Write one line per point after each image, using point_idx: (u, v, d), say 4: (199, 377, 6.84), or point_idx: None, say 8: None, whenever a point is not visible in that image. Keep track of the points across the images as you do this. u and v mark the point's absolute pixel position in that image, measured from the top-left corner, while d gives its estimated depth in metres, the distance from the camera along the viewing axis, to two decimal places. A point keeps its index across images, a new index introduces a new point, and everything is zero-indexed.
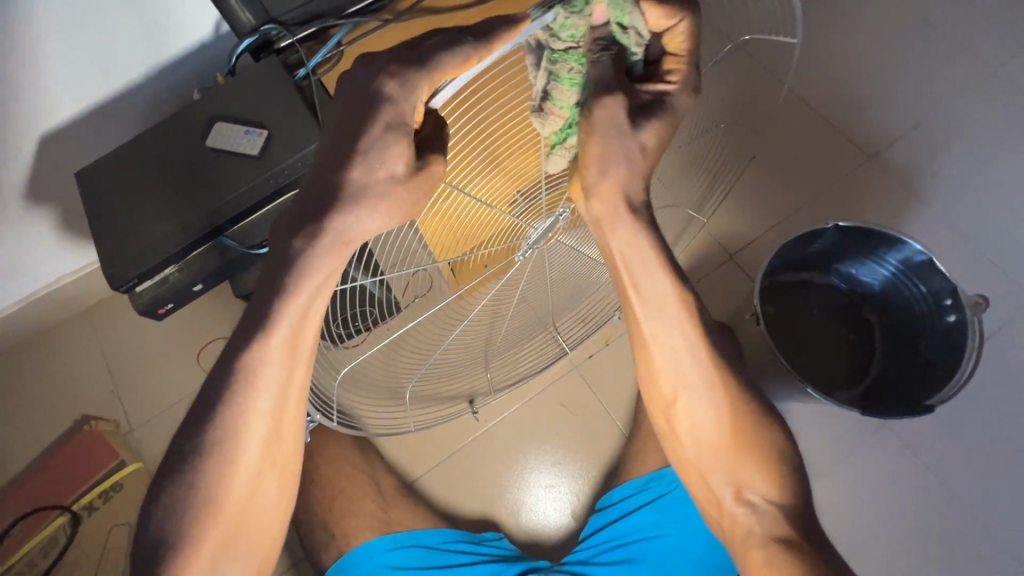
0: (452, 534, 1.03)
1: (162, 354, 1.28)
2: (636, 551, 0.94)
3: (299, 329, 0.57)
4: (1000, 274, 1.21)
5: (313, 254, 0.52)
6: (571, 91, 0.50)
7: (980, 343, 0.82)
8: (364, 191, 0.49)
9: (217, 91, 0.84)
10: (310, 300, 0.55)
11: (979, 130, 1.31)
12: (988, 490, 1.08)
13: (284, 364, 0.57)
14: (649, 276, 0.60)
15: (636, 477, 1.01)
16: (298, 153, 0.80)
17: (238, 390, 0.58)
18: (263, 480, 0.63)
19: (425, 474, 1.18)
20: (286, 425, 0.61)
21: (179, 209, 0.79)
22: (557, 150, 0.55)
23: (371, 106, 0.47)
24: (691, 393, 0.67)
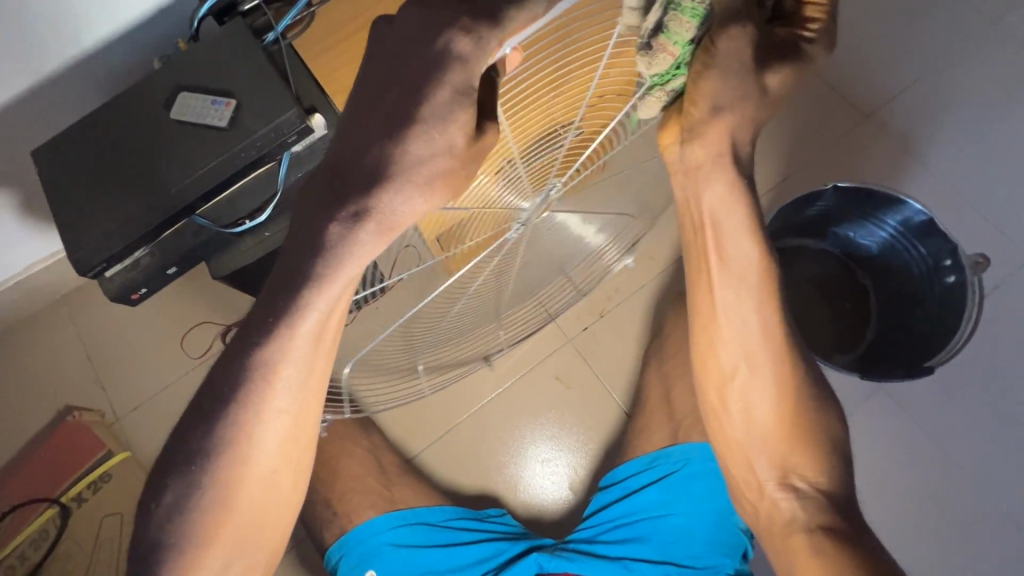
0: (455, 511, 1.02)
1: (145, 340, 1.24)
2: (643, 529, 0.94)
3: (324, 322, 0.55)
4: (997, 235, 1.20)
5: (352, 239, 0.50)
6: (689, 23, 0.47)
7: (981, 302, 0.82)
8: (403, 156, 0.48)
9: (181, 58, 0.78)
10: (329, 308, 0.54)
11: (978, 87, 1.27)
12: (979, 449, 1.09)
13: (306, 355, 0.57)
14: (730, 235, 0.64)
15: (642, 455, 1.00)
16: (270, 123, 0.74)
17: (255, 392, 0.58)
18: (281, 474, 0.64)
19: (424, 451, 1.17)
20: (308, 416, 0.63)
21: (149, 189, 0.74)
22: (654, 92, 0.54)
23: (468, 47, 0.45)
24: (746, 374, 0.73)
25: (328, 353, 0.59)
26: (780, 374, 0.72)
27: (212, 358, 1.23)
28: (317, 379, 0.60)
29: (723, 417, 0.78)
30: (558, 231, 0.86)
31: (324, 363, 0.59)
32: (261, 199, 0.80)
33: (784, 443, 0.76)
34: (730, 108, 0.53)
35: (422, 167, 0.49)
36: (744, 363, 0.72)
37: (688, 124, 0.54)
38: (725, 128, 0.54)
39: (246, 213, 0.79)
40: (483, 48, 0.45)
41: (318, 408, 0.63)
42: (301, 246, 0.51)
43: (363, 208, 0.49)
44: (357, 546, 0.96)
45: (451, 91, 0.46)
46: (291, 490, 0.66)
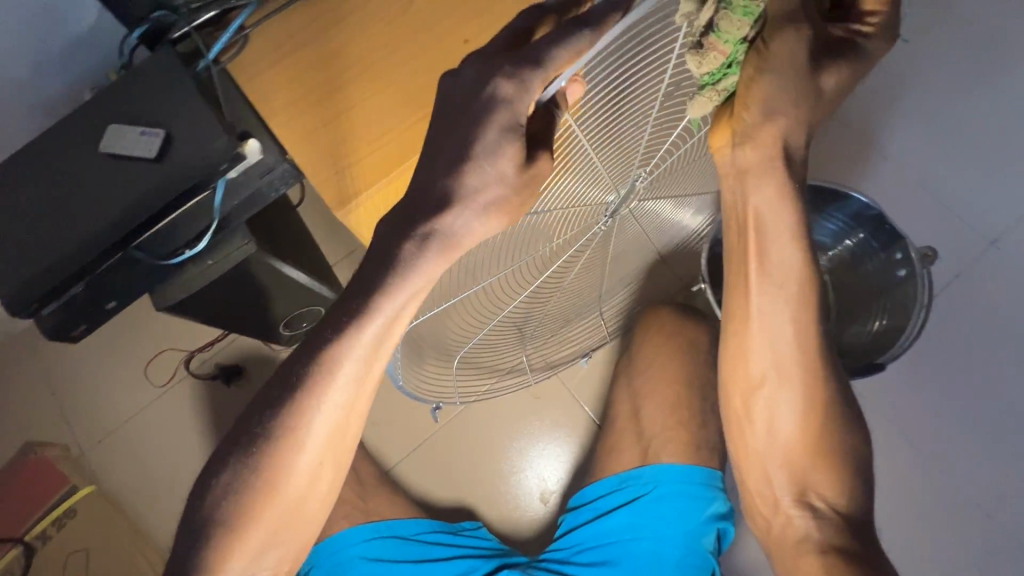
0: (429, 524, 1.01)
1: (108, 370, 1.22)
2: (612, 553, 0.88)
3: (389, 326, 0.58)
4: (958, 223, 1.19)
5: (421, 257, 0.55)
6: (742, 22, 0.46)
7: (930, 294, 0.82)
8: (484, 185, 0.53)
9: (109, 89, 0.77)
10: (398, 309, 0.57)
11: (930, 74, 1.27)
12: (944, 438, 1.11)
13: (356, 377, 0.60)
14: (779, 242, 0.63)
15: (613, 473, 0.94)
16: (200, 152, 0.73)
17: (313, 384, 0.58)
18: (287, 527, 0.63)
19: (401, 463, 1.16)
20: (354, 416, 0.63)
21: (81, 224, 0.73)
22: (705, 92, 0.52)
23: (511, 89, 0.50)
24: (772, 384, 0.69)
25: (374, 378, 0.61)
26: (772, 392, 0.70)
27: (178, 385, 1.22)
28: (363, 402, 0.62)
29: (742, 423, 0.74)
30: (650, 218, 0.85)
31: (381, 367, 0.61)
32: (199, 227, 0.79)
33: (752, 451, 0.75)
34: (783, 112, 0.52)
35: (481, 195, 0.54)
36: (773, 370, 0.69)
37: (741, 129, 0.53)
38: (770, 135, 0.54)
39: (186, 245, 0.78)
40: (526, 91, 0.49)
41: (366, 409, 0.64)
42: (376, 258, 0.56)
43: (431, 229, 0.54)
44: (327, 558, 0.93)
45: (498, 129, 0.51)
46: (286, 536, 0.64)
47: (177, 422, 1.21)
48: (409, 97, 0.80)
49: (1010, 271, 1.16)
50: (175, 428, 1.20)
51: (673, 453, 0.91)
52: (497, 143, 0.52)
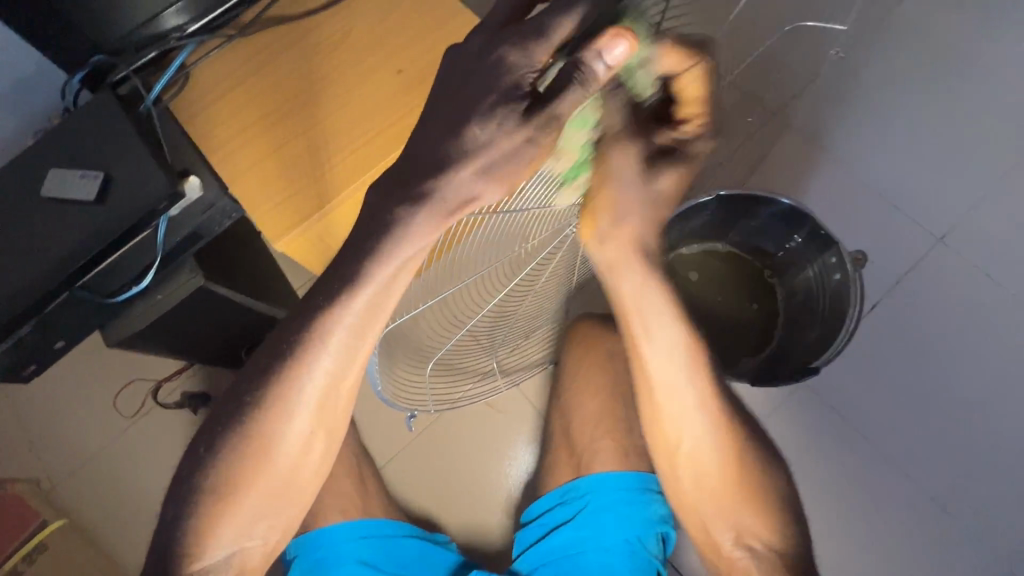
0: (413, 530, 0.97)
1: (73, 403, 1.22)
2: (559, 569, 0.89)
3: (383, 295, 0.57)
4: (906, 221, 1.22)
5: (414, 220, 0.52)
6: (580, 134, 0.52)
7: (863, 297, 0.83)
8: (479, 147, 0.50)
9: (52, 134, 0.79)
10: (384, 285, 0.56)
11: (877, 75, 1.29)
12: (899, 434, 1.13)
13: (339, 364, 0.59)
14: (657, 321, 0.69)
15: (555, 487, 0.96)
16: (142, 193, 0.76)
17: (299, 357, 0.58)
18: (257, 524, 0.64)
19: (387, 464, 1.17)
20: (345, 392, 0.62)
21: (25, 267, 0.74)
22: (567, 186, 0.58)
23: (517, 55, 0.49)
24: (692, 438, 0.73)
25: (357, 366, 0.60)
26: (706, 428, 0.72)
27: (146, 414, 1.22)
28: (348, 388, 0.62)
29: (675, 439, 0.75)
30: None
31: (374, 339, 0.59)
32: (143, 263, 0.80)
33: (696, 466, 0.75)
34: (630, 219, 0.62)
35: (484, 154, 0.50)
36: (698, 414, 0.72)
37: (597, 234, 0.63)
38: (626, 235, 0.63)
39: (130, 282, 0.80)
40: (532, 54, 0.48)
41: (354, 388, 0.63)
42: (368, 228, 0.54)
43: (420, 193, 0.52)
44: (314, 552, 0.91)
45: (502, 92, 0.49)
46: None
47: (147, 452, 1.21)
48: (361, 119, 0.83)
49: (957, 266, 1.19)
50: (144, 458, 1.21)
51: (626, 463, 0.93)
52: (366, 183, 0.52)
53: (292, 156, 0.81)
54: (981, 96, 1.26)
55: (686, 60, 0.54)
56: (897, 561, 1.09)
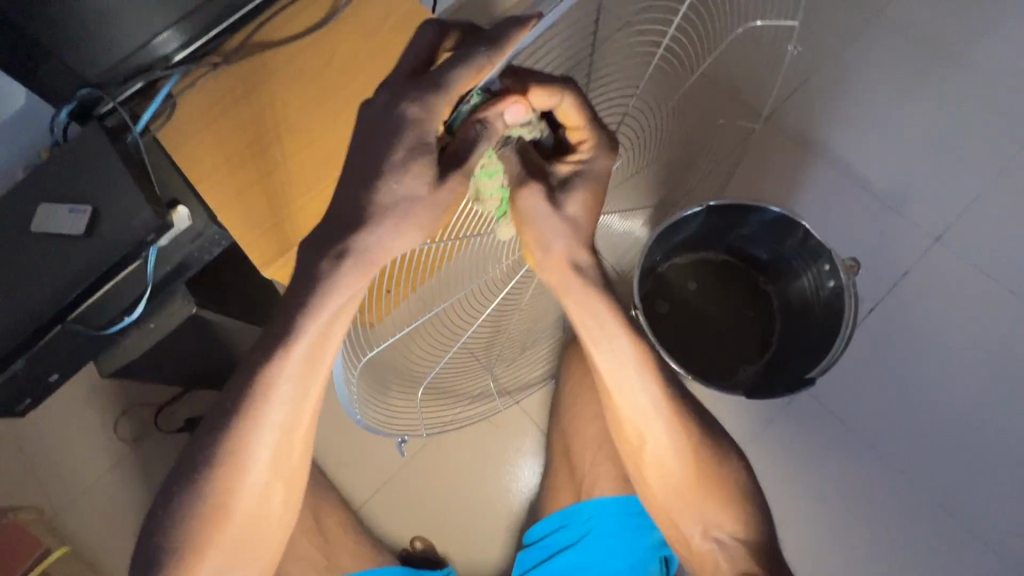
0: (394, 573, 0.95)
1: (73, 430, 1.22)
2: None
3: (320, 347, 0.60)
4: (902, 222, 1.21)
5: (339, 274, 0.57)
6: (493, 180, 0.58)
7: (857, 306, 0.83)
8: (394, 203, 0.55)
9: (41, 169, 0.79)
10: (321, 339, 0.60)
11: (867, 76, 1.28)
12: (902, 438, 1.11)
13: (289, 415, 0.63)
14: (607, 334, 0.70)
15: (555, 511, 0.96)
16: (130, 225, 0.76)
17: (249, 411, 0.62)
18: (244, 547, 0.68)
19: (370, 499, 1.16)
20: (299, 438, 0.66)
21: (15, 303, 0.75)
22: (503, 221, 0.65)
23: (417, 112, 0.53)
24: (654, 441, 0.75)
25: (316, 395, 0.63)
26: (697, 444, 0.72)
27: (146, 438, 1.23)
28: (302, 431, 0.66)
29: (670, 456, 0.75)
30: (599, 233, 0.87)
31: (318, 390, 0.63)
32: (133, 295, 0.80)
33: (693, 482, 0.75)
34: (556, 242, 0.64)
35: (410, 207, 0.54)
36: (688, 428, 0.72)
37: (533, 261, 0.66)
38: (557, 259, 0.65)
39: (120, 314, 0.80)
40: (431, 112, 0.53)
41: (308, 434, 0.67)
42: (297, 286, 0.58)
43: (347, 249, 0.56)
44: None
45: (407, 148, 0.54)
46: None
47: (147, 476, 1.21)
48: (328, 156, 0.87)
49: (954, 266, 1.18)
50: (145, 483, 1.21)
51: (623, 478, 0.92)
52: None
53: (255, 200, 0.85)
54: (973, 93, 1.25)
55: (549, 97, 0.57)
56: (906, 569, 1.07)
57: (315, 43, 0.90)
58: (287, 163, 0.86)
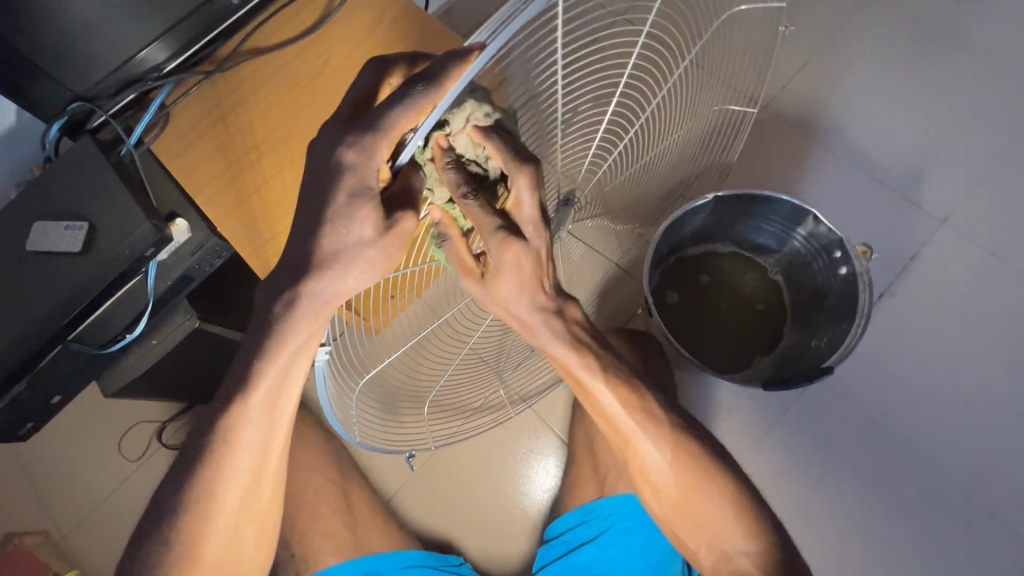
0: (418, 556, 0.93)
1: (77, 450, 1.20)
2: None
3: (279, 390, 0.62)
4: (906, 205, 1.20)
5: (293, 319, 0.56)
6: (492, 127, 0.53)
7: (872, 294, 0.82)
8: (340, 248, 0.53)
9: (35, 185, 0.77)
10: (278, 384, 0.62)
11: (865, 61, 1.27)
12: (917, 422, 1.10)
13: (258, 458, 0.66)
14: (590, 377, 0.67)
15: (577, 506, 0.95)
16: (127, 240, 0.73)
17: (218, 455, 0.63)
18: (244, 529, 0.69)
19: (399, 492, 1.13)
20: (268, 476, 0.68)
21: (13, 325, 0.72)
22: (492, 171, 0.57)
23: (354, 156, 0.50)
24: (653, 473, 0.73)
25: (293, 395, 0.64)
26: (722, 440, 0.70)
27: (153, 456, 1.20)
28: (271, 473, 0.68)
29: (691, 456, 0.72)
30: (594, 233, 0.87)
31: (283, 425, 0.66)
32: (135, 312, 0.78)
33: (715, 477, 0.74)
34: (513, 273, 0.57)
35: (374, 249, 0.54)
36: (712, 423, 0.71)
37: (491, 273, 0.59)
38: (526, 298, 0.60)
39: (122, 331, 0.78)
40: (371, 156, 0.50)
41: (277, 472, 0.70)
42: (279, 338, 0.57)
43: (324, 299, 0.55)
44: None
45: (348, 193, 0.51)
46: None
47: (153, 495, 1.18)
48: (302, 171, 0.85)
49: (961, 247, 1.17)
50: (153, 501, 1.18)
51: None
52: (344, 222, 0.51)
53: (233, 224, 0.83)
54: (972, 73, 1.24)
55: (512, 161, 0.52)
56: (929, 555, 1.06)
57: (307, 48, 0.89)
58: (264, 186, 0.84)
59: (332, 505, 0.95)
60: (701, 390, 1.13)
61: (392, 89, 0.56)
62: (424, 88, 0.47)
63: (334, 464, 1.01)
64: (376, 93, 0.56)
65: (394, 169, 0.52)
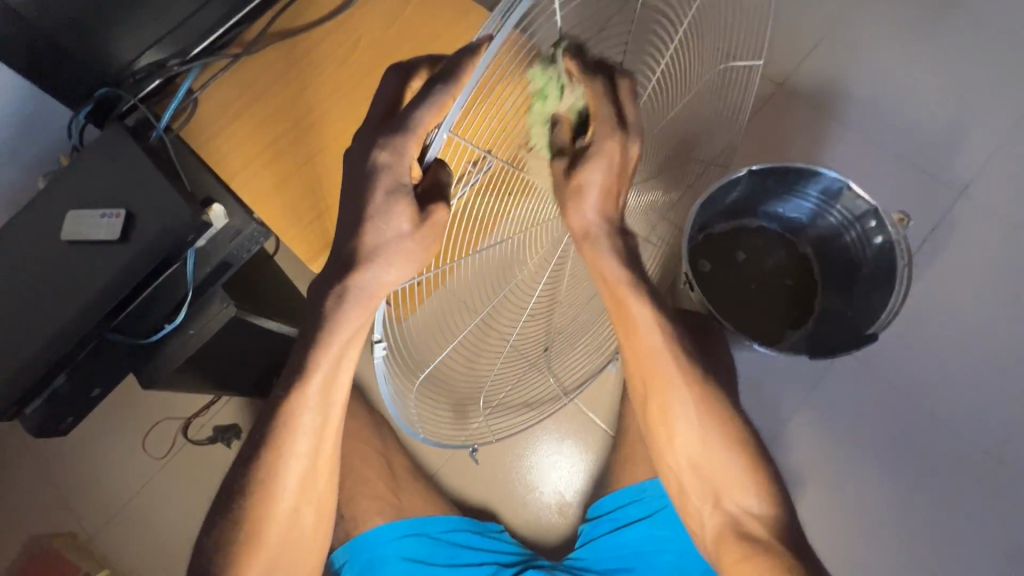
0: (459, 522, 0.97)
1: (101, 449, 1.16)
2: (633, 562, 0.90)
3: (330, 370, 0.61)
4: (926, 176, 1.20)
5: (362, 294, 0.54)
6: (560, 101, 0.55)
7: (910, 260, 0.84)
8: (382, 244, 0.52)
9: (67, 173, 0.76)
10: (333, 367, 0.61)
11: (879, 36, 1.28)
12: (954, 392, 1.09)
13: (314, 442, 0.65)
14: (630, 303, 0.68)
15: (633, 483, 0.94)
16: (162, 226, 0.72)
17: (274, 433, 0.63)
18: (296, 517, 0.68)
19: (442, 470, 1.13)
20: (326, 456, 0.67)
21: (51, 315, 0.70)
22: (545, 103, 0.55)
23: (387, 157, 0.48)
24: (683, 437, 0.74)
25: (344, 385, 0.63)
26: None
27: (178, 453, 1.16)
28: (328, 459, 0.68)
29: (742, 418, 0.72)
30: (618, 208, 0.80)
31: (336, 412, 0.65)
32: (175, 300, 0.78)
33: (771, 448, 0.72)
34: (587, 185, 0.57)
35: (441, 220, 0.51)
36: None
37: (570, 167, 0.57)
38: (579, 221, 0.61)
39: (165, 318, 0.78)
40: (402, 152, 0.47)
41: (333, 452, 0.68)
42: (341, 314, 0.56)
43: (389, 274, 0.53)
44: (361, 555, 0.91)
45: (384, 189, 0.49)
46: None
47: (181, 493, 1.16)
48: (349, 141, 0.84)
49: (983, 218, 1.17)
50: (182, 498, 1.15)
51: None
52: (400, 203, 0.49)
53: (273, 206, 0.82)
54: (985, 45, 1.25)
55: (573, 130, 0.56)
56: (973, 525, 1.04)
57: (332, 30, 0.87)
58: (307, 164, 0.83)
59: (381, 478, 0.98)
60: (749, 364, 1.12)
61: (416, 92, 0.53)
62: (442, 85, 0.45)
63: (378, 439, 1.02)
64: (399, 99, 0.52)
65: (425, 168, 0.48)
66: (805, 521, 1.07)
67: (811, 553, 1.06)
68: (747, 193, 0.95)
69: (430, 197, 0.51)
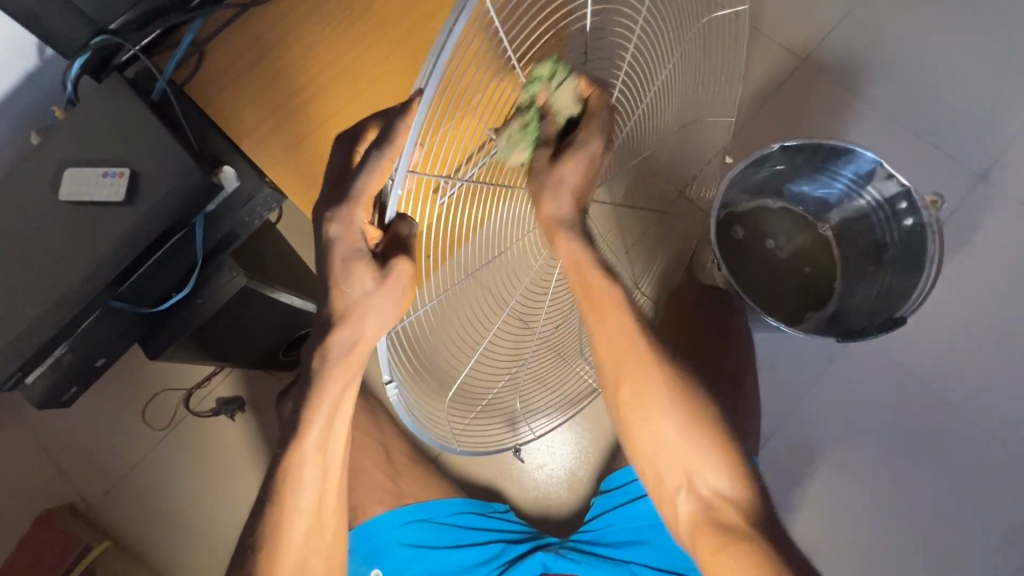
0: (463, 505, 0.96)
1: (98, 421, 1.13)
2: (647, 533, 0.90)
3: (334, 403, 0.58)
4: (948, 159, 1.19)
5: None
6: (565, 98, 0.52)
7: (941, 243, 0.84)
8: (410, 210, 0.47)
9: (60, 128, 0.70)
10: (335, 401, 0.57)
11: (909, 9, 1.23)
12: (961, 378, 1.09)
13: (318, 449, 0.62)
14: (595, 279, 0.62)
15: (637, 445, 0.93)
16: (170, 189, 0.67)
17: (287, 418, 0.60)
18: None
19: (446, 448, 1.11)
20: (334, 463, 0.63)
21: (49, 279, 0.66)
22: (555, 81, 0.51)
23: (338, 228, 0.47)
24: (655, 430, 0.68)
25: (349, 405, 0.59)
26: None
27: (180, 426, 1.13)
28: (337, 468, 0.64)
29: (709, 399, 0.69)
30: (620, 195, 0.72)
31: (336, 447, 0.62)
32: (182, 269, 0.74)
33: None
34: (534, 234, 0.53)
35: None
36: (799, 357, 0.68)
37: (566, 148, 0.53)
38: None
39: (169, 287, 0.75)
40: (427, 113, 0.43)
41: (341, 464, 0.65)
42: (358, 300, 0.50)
43: None
44: (364, 544, 0.89)
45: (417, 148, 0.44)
46: None
47: (181, 467, 1.13)
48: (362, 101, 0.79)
49: (1001, 203, 1.16)
50: (183, 471, 1.13)
51: None
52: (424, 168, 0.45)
53: None
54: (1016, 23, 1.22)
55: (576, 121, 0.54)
56: (971, 507, 1.06)
57: None
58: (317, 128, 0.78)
59: (379, 465, 0.96)
60: (764, 347, 1.12)
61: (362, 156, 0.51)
62: (378, 151, 0.43)
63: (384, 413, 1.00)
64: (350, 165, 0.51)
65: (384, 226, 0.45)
66: (808, 502, 1.08)
67: (809, 533, 1.08)
68: (768, 170, 0.92)
69: (392, 254, 0.46)
